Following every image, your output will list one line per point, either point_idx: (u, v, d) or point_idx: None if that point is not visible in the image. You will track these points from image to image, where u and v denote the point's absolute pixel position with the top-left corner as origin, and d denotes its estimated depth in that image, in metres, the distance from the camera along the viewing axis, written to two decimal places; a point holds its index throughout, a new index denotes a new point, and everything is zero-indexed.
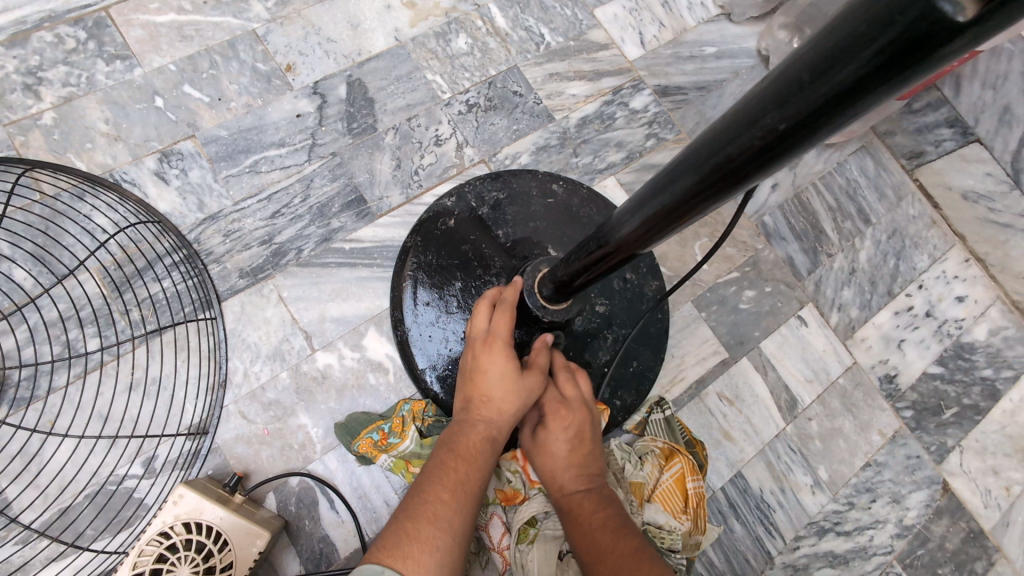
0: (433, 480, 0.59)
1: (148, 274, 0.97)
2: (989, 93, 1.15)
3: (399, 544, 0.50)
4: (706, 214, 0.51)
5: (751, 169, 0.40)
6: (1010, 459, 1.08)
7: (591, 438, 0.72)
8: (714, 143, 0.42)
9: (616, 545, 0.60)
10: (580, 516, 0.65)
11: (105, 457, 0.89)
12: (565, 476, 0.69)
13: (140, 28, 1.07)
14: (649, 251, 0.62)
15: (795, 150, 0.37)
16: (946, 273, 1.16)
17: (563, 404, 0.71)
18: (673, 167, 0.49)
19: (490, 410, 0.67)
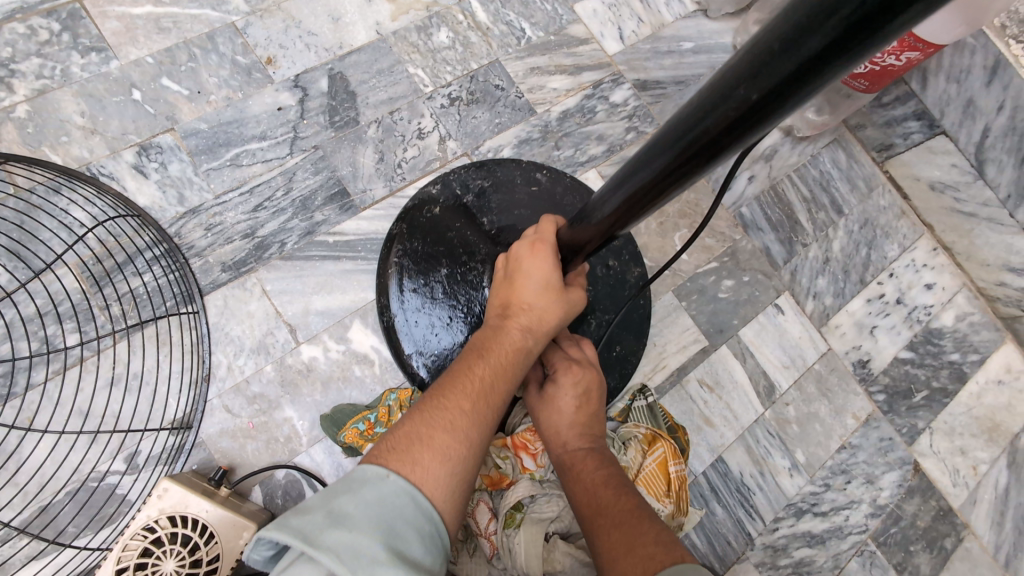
0: (454, 388, 0.58)
1: (128, 268, 0.96)
2: (954, 86, 1.15)
3: (410, 451, 0.52)
4: (683, 191, 0.53)
5: (726, 141, 0.42)
6: (976, 439, 1.12)
7: (596, 397, 0.73)
8: (692, 116, 0.43)
9: (617, 500, 0.61)
10: (580, 472, 0.66)
11: (86, 453, 0.88)
12: (566, 433, 0.69)
13: (115, 20, 1.06)
14: (627, 231, 0.64)
15: (767, 121, 0.39)
16: (915, 262, 1.20)
17: (575, 362, 0.73)
18: (653, 142, 0.51)
19: (527, 320, 0.65)
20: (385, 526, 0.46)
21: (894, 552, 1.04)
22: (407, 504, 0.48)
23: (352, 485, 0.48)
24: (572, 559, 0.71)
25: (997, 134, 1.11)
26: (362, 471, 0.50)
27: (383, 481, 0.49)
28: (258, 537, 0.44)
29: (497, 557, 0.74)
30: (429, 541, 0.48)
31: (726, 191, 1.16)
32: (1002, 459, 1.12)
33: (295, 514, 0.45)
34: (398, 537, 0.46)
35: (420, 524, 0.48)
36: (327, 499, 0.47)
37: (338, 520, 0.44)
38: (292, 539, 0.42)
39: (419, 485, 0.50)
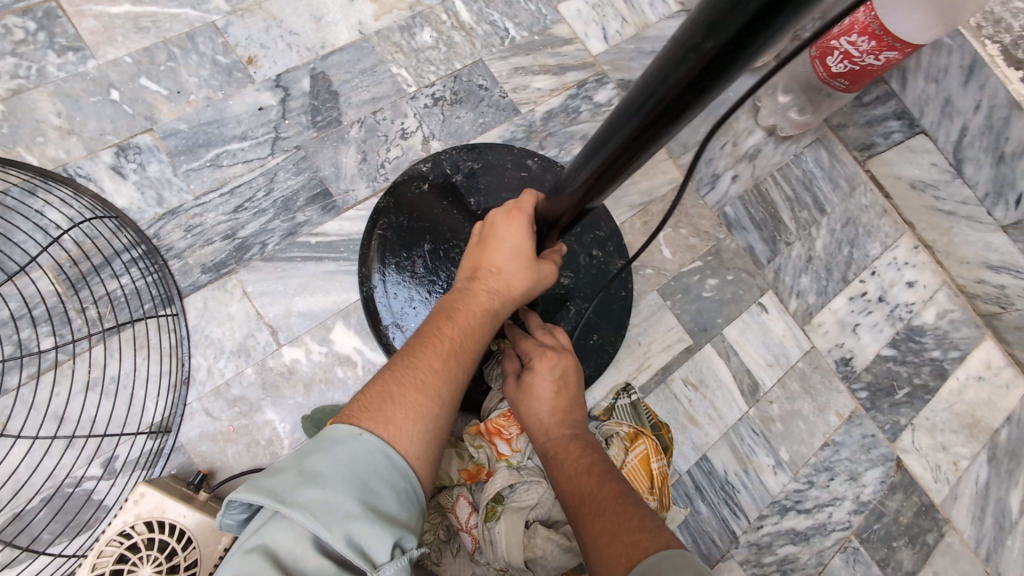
0: (426, 348, 0.64)
1: (106, 271, 0.95)
2: (932, 86, 1.16)
3: (383, 411, 0.56)
4: (657, 145, 0.59)
5: (688, 97, 0.48)
6: (957, 435, 1.13)
7: (573, 381, 0.77)
8: (660, 74, 0.48)
9: (599, 485, 0.63)
10: (563, 458, 0.68)
11: (62, 458, 0.87)
12: (547, 419, 0.72)
13: (93, 19, 1.04)
14: (611, 190, 0.70)
15: (723, 76, 0.44)
16: (897, 260, 1.21)
17: (550, 350, 0.77)
18: (621, 111, 0.57)
19: (494, 283, 0.74)
20: (356, 483, 0.50)
21: (877, 548, 1.05)
22: (379, 461, 0.53)
23: (325, 445, 0.53)
24: (552, 544, 0.71)
25: (975, 132, 1.12)
26: (335, 430, 0.54)
27: (355, 440, 0.53)
28: (234, 496, 0.49)
29: (479, 550, 0.75)
30: (403, 492, 0.53)
31: (710, 191, 1.17)
32: (983, 455, 1.13)
33: (269, 475, 0.50)
34: (371, 492, 0.51)
35: (392, 479, 0.53)
36: (301, 460, 0.51)
37: (309, 479, 0.49)
38: (266, 499, 0.48)
39: (392, 442, 0.55)
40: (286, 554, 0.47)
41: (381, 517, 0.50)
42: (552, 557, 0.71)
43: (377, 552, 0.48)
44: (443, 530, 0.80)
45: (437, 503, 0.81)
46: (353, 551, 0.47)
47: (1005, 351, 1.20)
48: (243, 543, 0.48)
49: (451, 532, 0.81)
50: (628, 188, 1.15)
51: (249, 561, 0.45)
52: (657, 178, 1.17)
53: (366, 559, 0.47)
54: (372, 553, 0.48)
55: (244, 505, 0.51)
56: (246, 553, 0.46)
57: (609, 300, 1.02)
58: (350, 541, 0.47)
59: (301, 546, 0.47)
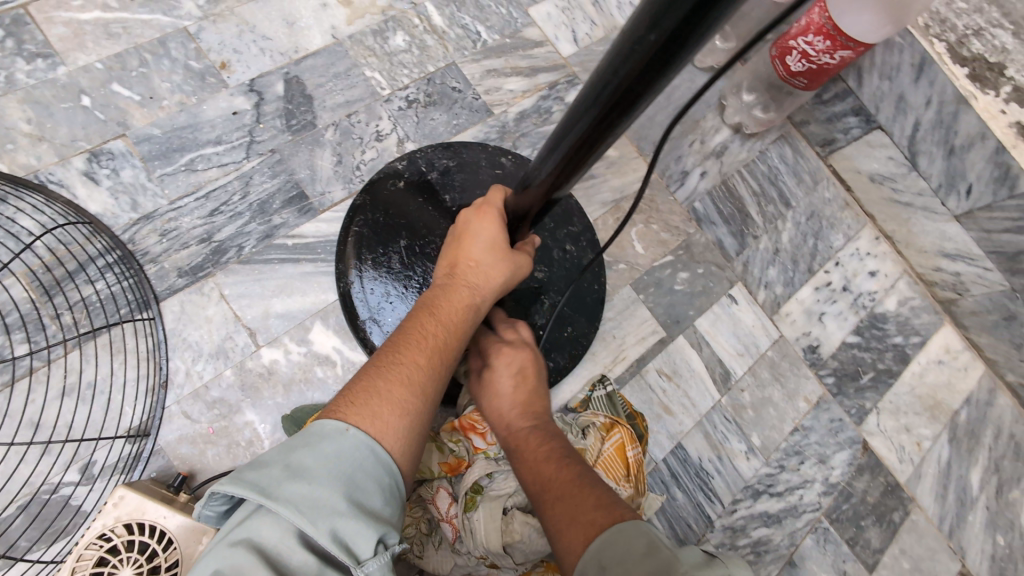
0: (411, 345, 0.65)
1: (80, 276, 0.95)
2: (887, 83, 1.20)
3: (367, 408, 0.57)
4: (613, 138, 0.63)
5: (639, 87, 0.52)
6: (920, 416, 1.18)
7: (533, 374, 0.81)
8: (611, 66, 0.52)
9: (558, 473, 0.65)
10: (524, 450, 0.71)
11: (38, 465, 0.86)
12: (507, 411, 0.76)
13: (62, 26, 1.04)
14: (572, 184, 0.74)
15: (669, 66, 0.48)
16: (859, 251, 1.26)
17: (508, 344, 0.82)
18: (579, 104, 0.60)
19: (473, 277, 0.77)
20: (342, 478, 0.51)
21: (846, 527, 1.09)
22: (365, 455, 0.54)
23: (312, 441, 0.53)
24: (529, 528, 0.73)
25: (927, 127, 1.17)
26: (322, 425, 0.55)
27: (343, 436, 0.54)
28: (218, 487, 0.50)
29: (459, 539, 0.78)
30: (388, 489, 0.54)
31: (679, 187, 1.21)
32: (944, 435, 1.18)
33: (254, 468, 0.51)
34: (356, 488, 0.51)
35: (378, 475, 0.54)
36: (287, 453, 0.52)
37: (296, 474, 0.50)
38: (252, 492, 0.48)
39: (378, 437, 0.56)
40: (270, 549, 0.47)
41: (367, 514, 0.51)
42: (530, 540, 0.73)
43: (361, 547, 0.48)
44: (424, 523, 0.81)
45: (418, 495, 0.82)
46: (338, 546, 0.47)
47: (963, 336, 1.25)
48: (227, 537, 0.48)
49: (432, 524, 0.82)
50: (600, 185, 1.18)
51: (234, 554, 0.46)
52: (627, 176, 1.20)
53: (351, 555, 0.48)
54: (357, 549, 0.48)
55: (226, 497, 0.53)
56: (230, 547, 0.47)
57: (582, 294, 1.05)
58: (336, 537, 0.48)
59: (286, 541, 0.48)
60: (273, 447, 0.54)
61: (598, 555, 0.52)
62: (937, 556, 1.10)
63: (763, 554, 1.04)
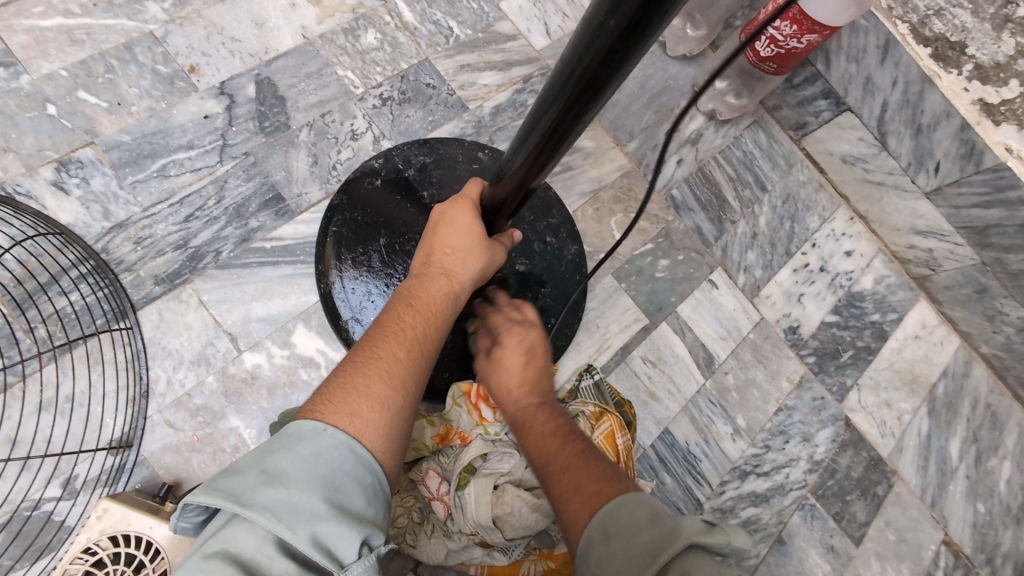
0: (389, 339, 0.65)
1: (54, 288, 0.93)
2: (854, 65, 1.19)
3: (346, 406, 0.57)
4: (585, 123, 0.65)
5: (605, 72, 0.55)
6: (899, 390, 1.20)
7: (541, 353, 0.81)
8: (577, 53, 0.55)
9: (563, 444, 0.65)
10: (529, 424, 0.71)
11: (18, 482, 0.85)
12: (517, 389, 0.76)
13: (24, 33, 1.02)
14: (547, 172, 0.76)
15: (633, 49, 0.51)
16: (835, 232, 1.28)
17: (515, 325, 0.83)
18: (548, 92, 0.63)
19: (450, 267, 0.77)
20: (321, 480, 0.51)
21: (832, 503, 1.11)
22: (345, 455, 0.53)
23: (289, 443, 0.53)
24: (520, 501, 0.74)
25: (894, 107, 1.16)
26: (299, 427, 0.54)
27: (320, 436, 0.53)
28: (194, 497, 0.49)
29: (451, 518, 0.79)
30: (370, 489, 0.54)
31: (657, 175, 1.21)
32: (924, 408, 1.20)
33: (229, 476, 0.50)
34: (337, 490, 0.51)
35: (359, 475, 0.53)
36: (263, 459, 0.51)
37: (272, 479, 0.49)
38: (227, 501, 0.47)
39: (358, 436, 0.55)
40: (248, 558, 0.46)
41: (348, 515, 0.50)
42: (520, 515, 0.73)
43: (344, 551, 0.48)
44: (416, 512, 0.84)
45: (410, 483, 0.85)
46: (319, 551, 0.47)
47: (938, 310, 1.28)
48: (202, 549, 0.47)
49: (424, 513, 0.84)
50: (578, 176, 1.19)
51: (210, 565, 0.45)
52: (605, 167, 1.21)
53: (332, 560, 0.47)
54: (339, 553, 0.48)
55: (201, 507, 0.52)
56: (205, 559, 0.45)
57: (564, 286, 1.05)
58: (317, 541, 0.47)
59: (265, 549, 0.47)
60: (249, 451, 0.53)
61: (603, 521, 0.53)
62: (920, 526, 1.13)
63: (752, 533, 1.06)
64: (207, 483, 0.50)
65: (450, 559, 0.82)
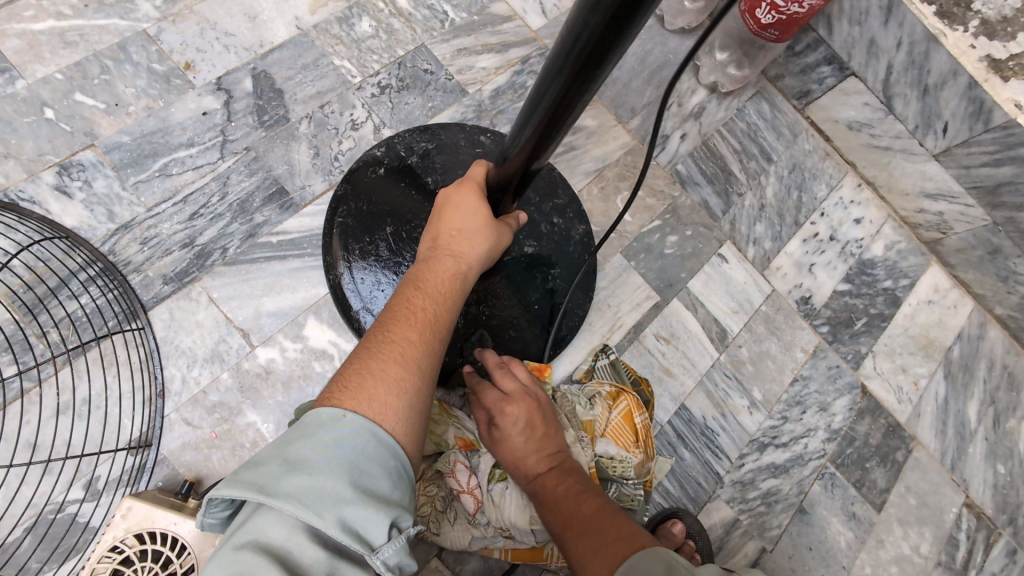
0: (401, 322, 0.65)
1: (63, 292, 0.92)
2: (857, 28, 1.17)
3: (362, 391, 0.56)
4: (591, 93, 0.64)
5: (610, 37, 0.53)
6: (914, 355, 1.20)
7: (542, 420, 0.83)
8: (580, 19, 0.53)
9: (578, 511, 0.70)
10: (548, 494, 0.75)
11: (39, 485, 0.84)
12: (531, 455, 0.79)
13: (17, 38, 1.01)
14: (552, 149, 0.75)
15: (638, 12, 0.50)
16: (843, 200, 1.27)
17: (507, 401, 0.82)
18: (551, 65, 0.61)
19: (459, 248, 0.77)
20: (345, 465, 0.50)
21: (852, 470, 1.11)
22: (364, 438, 0.53)
23: (309, 432, 0.52)
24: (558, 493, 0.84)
25: (900, 69, 1.15)
26: (318, 414, 0.53)
27: (340, 422, 0.53)
28: (218, 491, 0.48)
29: (479, 510, 0.85)
30: (394, 472, 0.53)
31: (661, 151, 1.20)
32: (939, 372, 1.20)
33: (251, 468, 0.50)
34: (361, 474, 0.50)
35: (383, 458, 0.53)
36: (284, 448, 0.51)
37: (295, 467, 0.49)
38: (252, 492, 0.47)
39: (377, 420, 0.55)
40: (278, 548, 0.46)
41: (375, 498, 0.50)
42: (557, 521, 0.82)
43: (373, 533, 0.48)
44: (439, 501, 0.86)
45: (433, 473, 0.87)
46: (348, 535, 0.47)
47: (951, 274, 1.27)
48: (231, 540, 0.46)
49: (446, 501, 0.87)
50: (582, 156, 1.17)
51: (240, 557, 0.44)
52: (608, 145, 1.20)
53: (363, 542, 0.47)
54: (369, 536, 0.48)
55: (226, 501, 0.51)
56: (234, 551, 0.45)
57: (573, 266, 1.04)
58: (346, 526, 0.47)
59: (295, 536, 0.47)
60: (268, 444, 0.52)
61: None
62: (941, 490, 1.13)
63: (774, 504, 1.06)
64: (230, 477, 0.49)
65: (473, 546, 0.86)
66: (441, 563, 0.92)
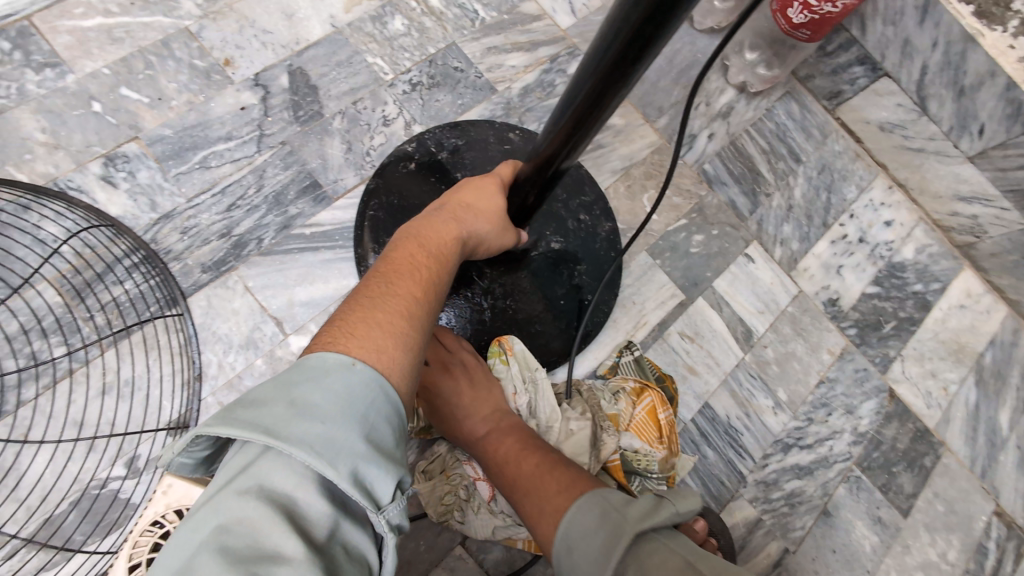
0: (405, 279, 0.63)
1: (108, 278, 0.96)
2: (891, 28, 1.21)
3: (370, 341, 0.54)
4: (624, 94, 0.64)
5: (648, 36, 0.54)
6: (945, 361, 1.18)
7: (479, 387, 0.86)
8: (620, 18, 0.54)
9: (523, 468, 0.74)
10: (494, 456, 0.79)
11: (85, 462, 0.88)
12: (471, 421, 0.83)
13: (67, 34, 1.06)
14: (583, 151, 0.76)
15: (676, 12, 0.50)
16: (873, 202, 1.25)
17: (439, 376, 0.85)
18: (586, 66, 0.62)
19: (466, 221, 0.78)
20: (356, 416, 0.48)
21: (878, 474, 1.10)
22: (374, 390, 0.50)
23: (314, 376, 0.49)
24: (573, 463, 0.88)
25: (935, 69, 1.18)
26: (324, 360, 0.51)
27: (350, 370, 0.50)
28: (215, 428, 0.45)
29: (495, 498, 0.86)
30: (398, 428, 0.52)
31: (688, 151, 1.20)
32: (971, 378, 1.18)
33: (253, 408, 0.47)
34: (370, 428, 0.49)
35: (390, 413, 0.51)
36: (289, 390, 0.48)
37: (303, 412, 0.47)
38: (259, 433, 0.45)
39: (385, 371, 0.53)
40: (284, 497, 0.44)
41: (382, 454, 0.48)
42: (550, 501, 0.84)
43: (380, 490, 0.47)
44: (462, 490, 0.88)
45: (455, 462, 0.89)
46: (358, 489, 0.45)
47: (984, 279, 1.24)
48: (233, 484, 0.44)
49: (470, 490, 0.88)
50: (609, 154, 1.18)
51: (245, 505, 0.43)
52: (635, 144, 1.20)
53: (370, 499, 0.46)
54: (375, 492, 0.47)
55: (213, 439, 0.49)
56: (239, 497, 0.43)
57: (598, 262, 1.05)
58: (355, 480, 0.45)
59: (303, 487, 0.45)
60: (267, 382, 0.49)
61: (566, 527, 0.63)
62: (970, 498, 1.11)
63: (797, 506, 1.05)
64: (230, 413, 0.47)
65: (497, 535, 0.87)
66: (465, 551, 0.94)
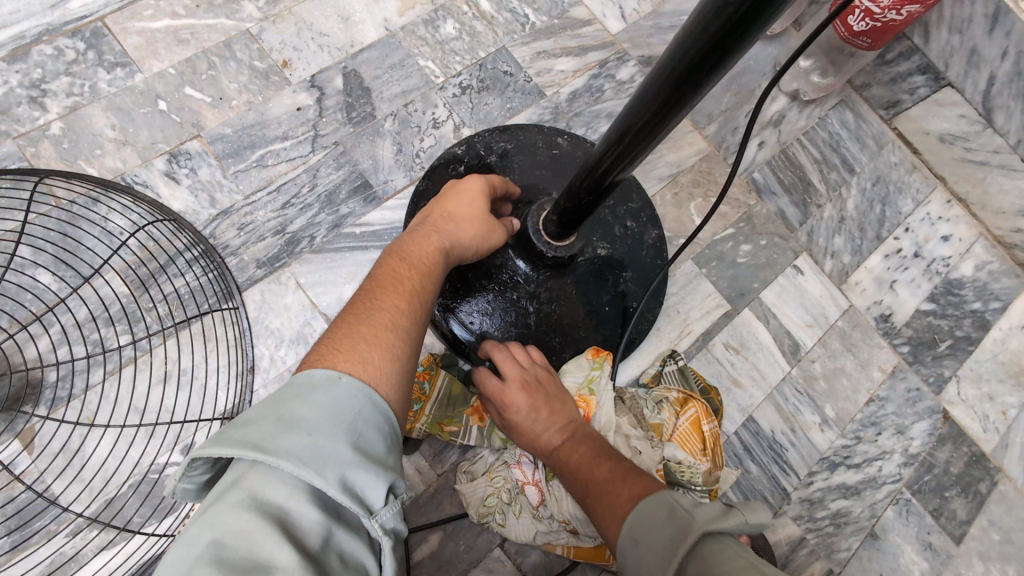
0: (390, 292, 0.63)
1: (170, 270, 1.00)
2: (956, 37, 1.17)
3: (357, 355, 0.54)
4: (697, 101, 0.62)
5: (727, 45, 0.52)
6: (1004, 383, 1.13)
7: (547, 395, 0.83)
8: (697, 27, 0.52)
9: (595, 474, 0.69)
10: (567, 468, 0.74)
11: (145, 447, 0.92)
12: (545, 433, 0.80)
13: (137, 35, 1.10)
14: (646, 156, 0.74)
15: (758, 21, 0.48)
16: (930, 215, 1.21)
17: (504, 389, 0.83)
18: (658, 71, 0.61)
19: (445, 226, 0.78)
20: (344, 426, 0.48)
21: (930, 498, 1.06)
22: (361, 400, 0.50)
23: (300, 393, 0.49)
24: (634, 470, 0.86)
25: (1003, 81, 1.14)
26: (309, 376, 0.50)
27: (336, 384, 0.50)
28: (205, 449, 0.45)
29: (543, 504, 0.85)
30: (388, 435, 0.51)
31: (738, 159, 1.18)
32: None
33: (243, 426, 0.46)
34: (359, 437, 0.48)
35: (378, 421, 0.51)
36: (277, 407, 0.48)
37: (290, 426, 0.46)
38: (247, 450, 0.44)
39: (372, 382, 0.52)
40: (278, 510, 0.43)
41: (373, 461, 0.47)
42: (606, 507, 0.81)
43: (371, 496, 0.46)
44: (505, 493, 0.88)
45: (500, 465, 0.90)
46: (350, 498, 0.44)
47: None
48: (225, 497, 0.43)
49: (512, 494, 0.88)
50: (657, 160, 1.17)
51: (238, 518, 0.41)
52: (684, 150, 1.19)
53: (361, 504, 0.45)
54: (367, 498, 0.45)
55: (207, 465, 0.47)
56: (232, 510, 0.42)
57: (644, 269, 1.04)
58: (345, 487, 0.44)
59: (295, 497, 0.44)
60: (258, 403, 0.49)
61: (633, 529, 0.56)
62: None
63: (843, 527, 1.02)
64: (219, 435, 0.46)
65: (539, 540, 0.87)
66: (503, 553, 0.94)
